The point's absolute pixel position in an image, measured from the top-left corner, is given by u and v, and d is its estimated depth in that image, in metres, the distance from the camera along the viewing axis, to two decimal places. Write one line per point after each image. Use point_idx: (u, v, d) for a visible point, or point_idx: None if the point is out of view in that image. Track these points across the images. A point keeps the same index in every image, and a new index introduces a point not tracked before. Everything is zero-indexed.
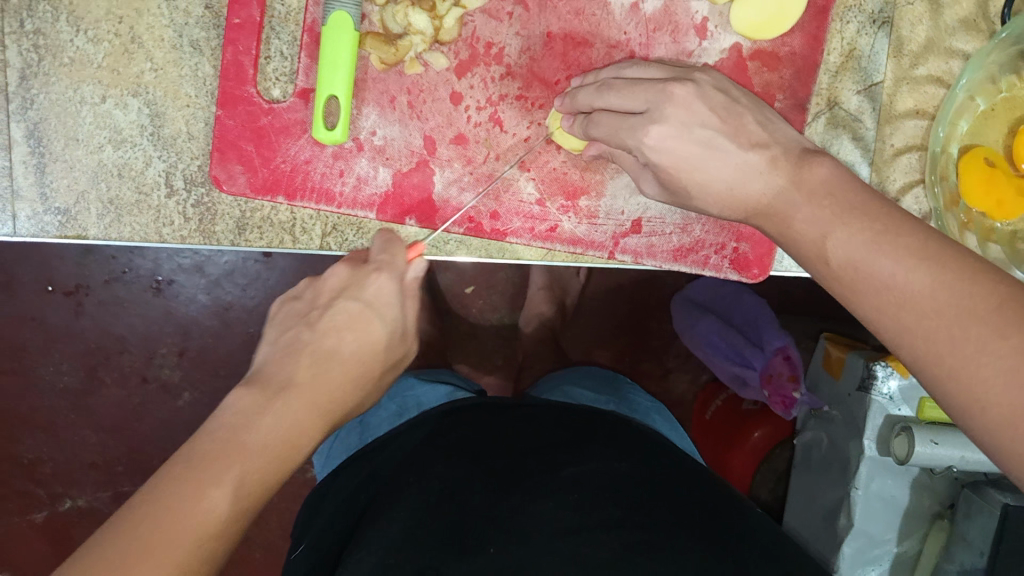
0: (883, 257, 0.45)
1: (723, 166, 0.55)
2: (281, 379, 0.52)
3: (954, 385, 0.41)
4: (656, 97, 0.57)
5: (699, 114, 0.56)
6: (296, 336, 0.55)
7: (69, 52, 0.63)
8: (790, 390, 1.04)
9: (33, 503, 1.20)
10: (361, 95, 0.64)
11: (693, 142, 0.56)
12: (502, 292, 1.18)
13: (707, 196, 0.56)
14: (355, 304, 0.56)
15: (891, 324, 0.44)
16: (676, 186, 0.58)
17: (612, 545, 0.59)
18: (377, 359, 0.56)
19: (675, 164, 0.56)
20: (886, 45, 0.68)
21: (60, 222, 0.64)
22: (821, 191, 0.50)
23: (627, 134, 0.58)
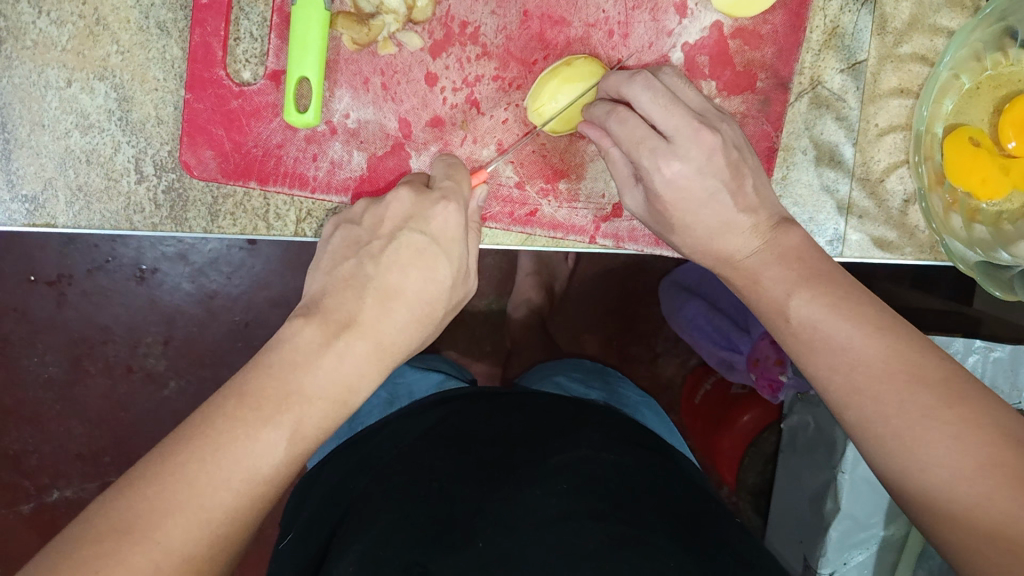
0: (843, 322, 0.49)
1: (714, 216, 0.57)
2: (345, 314, 0.53)
3: (897, 445, 0.44)
4: (690, 134, 0.55)
5: (718, 166, 0.56)
6: (359, 266, 0.56)
7: (31, 34, 0.61)
8: (777, 373, 1.02)
9: (20, 495, 1.18)
10: (334, 77, 0.63)
11: (701, 185, 0.56)
12: (490, 278, 1.16)
13: (687, 235, 0.58)
14: (421, 238, 0.57)
15: (842, 385, 0.48)
16: (662, 219, 0.59)
17: (599, 535, 0.57)
18: (441, 298, 0.57)
19: (674, 202, 0.57)
20: (869, 23, 0.66)
21: (28, 209, 0.62)
22: (790, 255, 0.54)
23: (644, 157, 0.56)
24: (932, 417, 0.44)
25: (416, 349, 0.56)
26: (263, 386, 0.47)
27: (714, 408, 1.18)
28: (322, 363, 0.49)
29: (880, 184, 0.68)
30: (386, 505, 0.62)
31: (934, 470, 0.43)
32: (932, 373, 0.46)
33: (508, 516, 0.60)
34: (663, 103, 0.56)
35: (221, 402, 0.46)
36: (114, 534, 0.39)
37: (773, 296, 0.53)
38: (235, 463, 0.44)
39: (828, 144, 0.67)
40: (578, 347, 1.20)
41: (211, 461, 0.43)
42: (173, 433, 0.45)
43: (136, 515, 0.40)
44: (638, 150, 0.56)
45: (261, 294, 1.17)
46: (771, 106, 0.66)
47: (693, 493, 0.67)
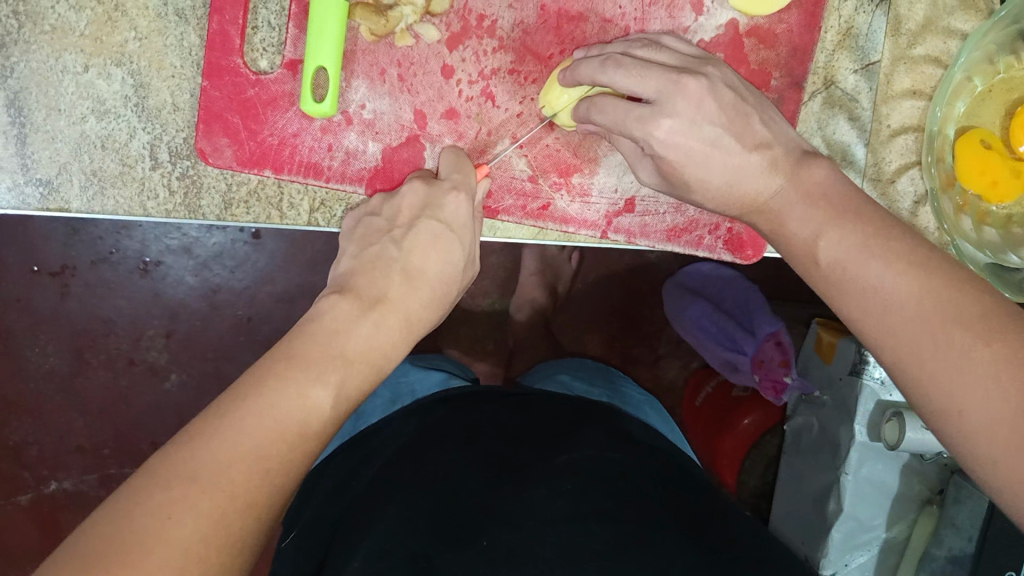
0: (871, 261, 0.49)
1: (723, 166, 0.56)
2: (375, 293, 0.55)
3: (934, 389, 0.44)
4: (671, 88, 0.55)
5: (709, 112, 0.55)
6: (382, 249, 0.58)
7: (50, 19, 0.61)
8: (781, 374, 1.03)
9: (18, 486, 1.18)
10: (351, 67, 0.63)
11: (701, 139, 0.56)
12: (494, 277, 1.17)
13: (705, 190, 0.58)
14: (438, 225, 0.59)
15: (875, 329, 0.48)
16: (675, 182, 0.59)
17: (605, 535, 0.57)
18: (456, 279, 0.60)
19: (680, 161, 0.56)
20: (884, 24, 0.67)
21: (41, 193, 0.62)
22: (816, 194, 0.54)
23: (635, 127, 0.56)
24: (971, 356, 0.43)
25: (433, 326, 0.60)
26: (308, 350, 0.49)
27: (716, 410, 1.18)
28: (356, 332, 0.52)
29: (891, 185, 0.68)
30: (390, 503, 0.62)
31: (970, 411, 0.43)
32: (970, 310, 0.45)
33: (514, 515, 0.60)
34: (636, 72, 0.56)
35: (269, 364, 0.48)
36: (189, 478, 0.40)
37: (799, 237, 0.54)
38: (291, 415, 0.45)
39: (841, 143, 0.68)
40: (581, 347, 1.20)
41: (269, 412, 0.44)
42: (223, 395, 0.45)
43: (205, 462, 0.40)
44: (626, 121, 0.57)
45: (265, 288, 1.17)
46: (785, 105, 0.66)
47: (696, 489, 0.68)
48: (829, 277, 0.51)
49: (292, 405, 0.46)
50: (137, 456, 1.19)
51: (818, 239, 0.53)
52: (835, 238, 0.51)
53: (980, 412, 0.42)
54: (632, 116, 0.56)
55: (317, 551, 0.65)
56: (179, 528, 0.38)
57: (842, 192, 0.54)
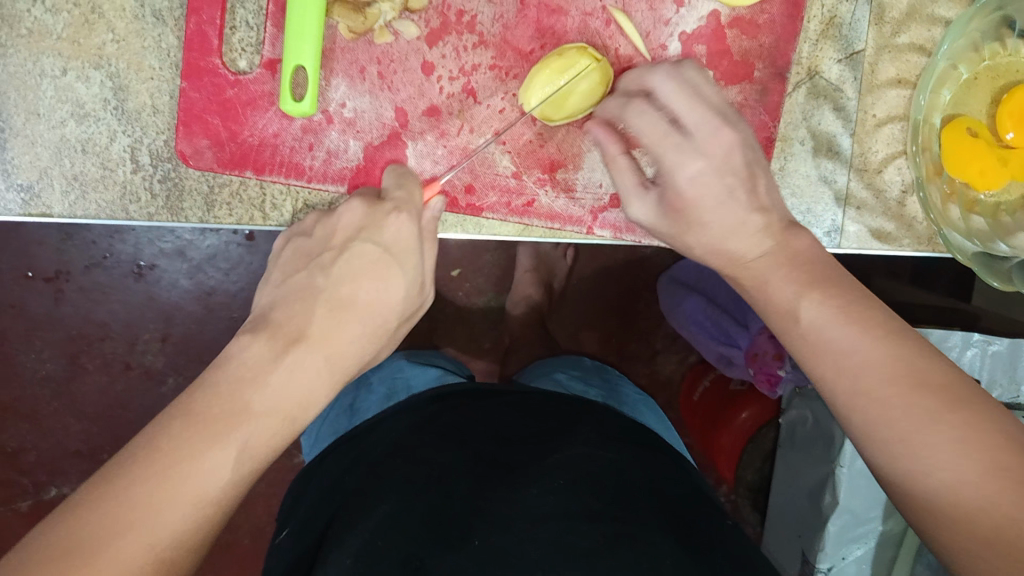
0: (846, 325, 0.48)
1: (729, 216, 0.57)
2: (295, 329, 0.53)
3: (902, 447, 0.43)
4: (711, 133, 0.58)
5: (734, 164, 0.58)
6: (311, 279, 0.57)
7: (26, 21, 0.61)
8: (775, 368, 1.03)
9: (17, 492, 1.18)
10: (330, 66, 0.63)
11: (721, 181, 0.57)
12: (488, 275, 1.16)
13: (700, 235, 0.58)
14: (375, 247, 0.58)
15: (847, 388, 0.47)
16: (675, 220, 0.59)
17: (594, 534, 0.56)
18: (394, 308, 0.58)
19: (693, 198, 0.58)
20: (867, 12, 0.66)
21: (24, 199, 0.62)
22: (798, 259, 0.53)
23: (670, 153, 0.58)
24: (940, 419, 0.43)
25: (368, 356, 0.57)
26: (208, 404, 0.47)
27: (712, 404, 1.18)
28: (272, 378, 0.50)
29: (878, 174, 0.68)
30: (381, 503, 0.62)
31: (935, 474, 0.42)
32: (936, 378, 0.45)
33: (504, 513, 0.59)
34: (687, 99, 0.58)
35: (164, 422, 0.46)
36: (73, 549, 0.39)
37: (779, 304, 0.52)
38: (183, 479, 0.43)
39: (826, 134, 0.67)
40: (576, 343, 1.19)
41: (161, 478, 0.43)
42: (124, 455, 0.44)
43: (94, 531, 0.40)
44: (664, 146, 0.58)
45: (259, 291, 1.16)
46: (769, 96, 0.66)
47: (688, 492, 0.67)
48: (805, 339, 0.50)
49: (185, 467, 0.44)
50: None
51: (798, 305, 0.51)
52: (816, 302, 0.50)
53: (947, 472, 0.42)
54: (667, 141, 0.58)
55: (308, 545, 0.65)
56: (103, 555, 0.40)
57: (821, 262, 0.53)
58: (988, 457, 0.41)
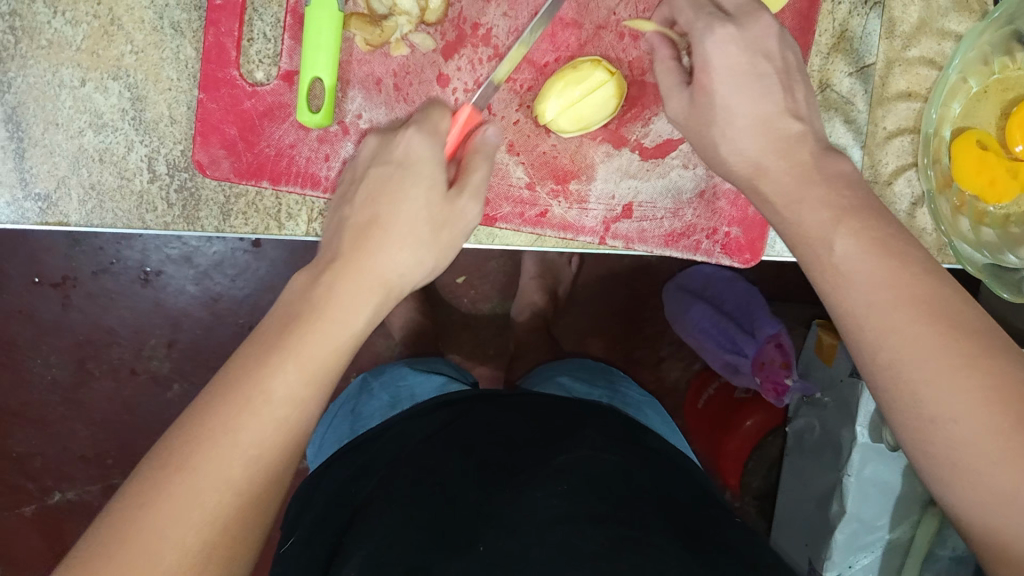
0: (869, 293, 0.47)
1: (757, 107, 0.56)
2: (328, 255, 0.55)
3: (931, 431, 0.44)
4: (750, 12, 0.57)
5: (769, 51, 0.56)
6: (342, 213, 0.58)
7: (46, 33, 0.62)
8: (783, 376, 1.03)
9: (23, 497, 1.18)
10: (346, 78, 0.64)
11: (751, 60, 0.56)
12: (494, 281, 1.17)
13: (727, 125, 0.56)
14: (389, 167, 0.58)
15: (874, 324, 0.46)
16: (702, 110, 0.57)
17: (598, 537, 0.56)
18: (416, 208, 0.57)
19: (721, 73, 0.56)
20: (878, 27, 0.67)
21: (41, 208, 0.63)
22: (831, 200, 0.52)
23: (700, 20, 0.57)
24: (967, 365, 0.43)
25: (397, 270, 0.56)
26: (240, 372, 0.47)
27: (719, 411, 1.18)
28: (315, 301, 0.52)
29: (888, 186, 0.68)
30: (388, 512, 0.62)
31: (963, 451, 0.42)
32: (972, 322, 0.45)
33: (510, 518, 0.60)
34: None
35: (204, 401, 0.46)
36: (121, 537, 0.40)
37: (815, 267, 0.50)
38: (213, 459, 0.43)
39: (837, 146, 0.68)
40: (582, 350, 1.20)
41: (187, 463, 0.43)
42: (171, 436, 0.44)
43: (141, 517, 0.41)
44: (697, 16, 0.57)
45: (266, 297, 1.16)
46: None
47: (696, 497, 0.67)
48: (837, 270, 0.49)
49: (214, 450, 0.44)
50: None
51: (834, 233, 0.50)
52: (857, 228, 0.49)
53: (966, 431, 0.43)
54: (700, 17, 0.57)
55: (317, 552, 0.65)
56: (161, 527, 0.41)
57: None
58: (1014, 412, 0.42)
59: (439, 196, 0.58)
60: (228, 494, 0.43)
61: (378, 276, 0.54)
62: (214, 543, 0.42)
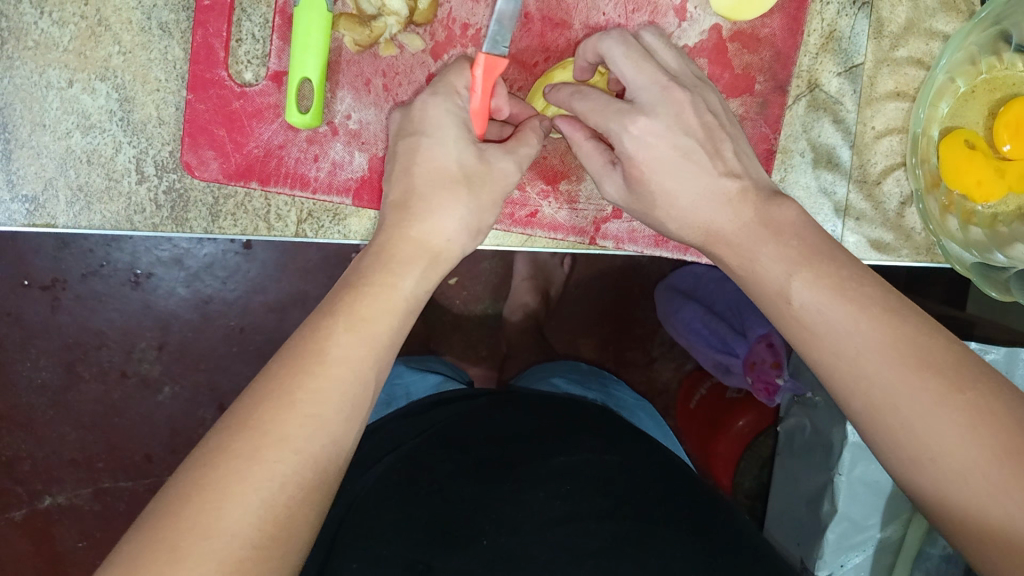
0: (844, 305, 0.47)
1: (694, 184, 0.55)
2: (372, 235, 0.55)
3: (908, 433, 0.44)
4: (660, 94, 0.55)
5: (688, 123, 0.55)
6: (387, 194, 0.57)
7: (33, 34, 0.62)
8: (773, 376, 1.03)
9: (12, 501, 1.17)
10: (336, 78, 0.64)
11: (674, 146, 0.54)
12: (486, 282, 1.17)
13: (669, 207, 0.56)
14: (415, 137, 0.57)
15: (846, 369, 0.46)
16: (642, 195, 0.57)
17: (601, 535, 0.58)
18: (446, 170, 0.55)
19: (648, 165, 0.55)
20: (866, 27, 0.67)
21: (28, 210, 0.62)
22: (786, 231, 0.52)
23: (613, 119, 0.55)
24: (945, 403, 0.43)
25: (437, 241, 0.54)
26: (302, 341, 0.46)
27: (711, 411, 1.18)
28: (365, 283, 0.50)
29: (877, 186, 0.69)
30: (388, 500, 0.62)
31: (944, 460, 0.42)
32: (942, 357, 0.44)
33: (510, 516, 0.60)
34: (634, 59, 0.57)
35: (270, 371, 0.45)
36: (197, 496, 0.40)
37: (771, 284, 0.51)
38: (283, 423, 0.43)
39: (825, 146, 0.68)
40: (574, 351, 1.20)
41: (258, 428, 0.42)
42: (240, 402, 0.44)
43: (215, 477, 0.40)
44: (607, 115, 0.56)
45: (257, 299, 1.16)
46: (770, 109, 0.67)
47: (692, 484, 0.68)
48: (801, 322, 0.49)
49: (285, 414, 0.43)
50: (132, 469, 1.19)
51: (790, 284, 0.49)
52: (810, 279, 0.48)
53: (956, 455, 0.42)
54: (611, 109, 0.56)
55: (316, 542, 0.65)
56: (217, 523, 0.39)
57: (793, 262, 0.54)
58: (998, 446, 0.41)
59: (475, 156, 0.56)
60: (299, 458, 0.42)
61: (420, 238, 0.53)
62: (283, 504, 0.41)
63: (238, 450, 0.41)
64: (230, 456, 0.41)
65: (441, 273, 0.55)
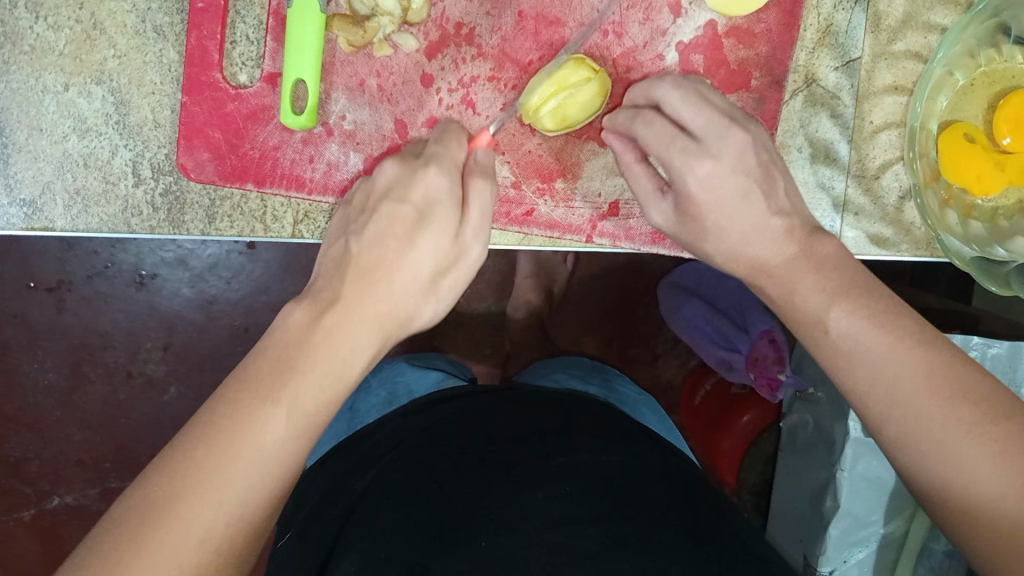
0: (879, 337, 0.47)
1: (747, 219, 0.55)
2: (329, 292, 0.49)
3: (937, 461, 0.43)
4: (720, 133, 0.56)
5: (748, 163, 0.56)
6: (348, 245, 0.52)
7: (29, 39, 0.62)
8: (776, 372, 1.04)
9: (21, 501, 1.18)
10: (330, 79, 0.64)
11: (734, 184, 0.55)
12: (489, 280, 1.16)
13: (719, 241, 0.57)
14: (404, 204, 0.53)
15: (881, 399, 0.46)
16: (694, 225, 0.58)
17: (598, 537, 0.57)
18: (429, 268, 0.52)
19: (708, 203, 0.56)
20: (863, 21, 0.67)
21: (26, 213, 0.63)
22: (826, 264, 0.52)
23: (677, 157, 0.56)
24: (977, 434, 0.42)
25: (404, 327, 0.52)
26: (259, 370, 0.44)
27: (715, 408, 1.18)
28: (316, 340, 0.46)
29: (875, 180, 0.68)
30: (381, 503, 0.62)
31: (974, 489, 0.41)
32: (975, 388, 0.44)
33: (509, 517, 0.60)
34: (695, 103, 0.57)
35: (220, 394, 0.43)
36: (124, 545, 0.38)
37: (809, 313, 0.50)
38: (239, 453, 0.41)
39: (823, 141, 0.68)
40: (578, 349, 1.19)
41: (217, 456, 0.40)
42: (176, 440, 0.42)
43: (142, 527, 0.38)
44: (670, 153, 0.57)
45: (261, 298, 1.16)
46: (766, 104, 0.67)
47: (693, 485, 0.67)
48: (838, 349, 0.48)
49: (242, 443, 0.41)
50: (139, 469, 1.19)
51: (828, 314, 0.49)
52: (849, 309, 0.49)
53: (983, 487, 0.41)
54: (674, 149, 0.57)
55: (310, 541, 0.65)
56: None
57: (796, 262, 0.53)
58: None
59: (437, 202, 0.53)
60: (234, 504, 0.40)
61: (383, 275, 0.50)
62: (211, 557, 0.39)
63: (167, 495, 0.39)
64: (178, 483, 0.39)
65: (399, 341, 0.52)
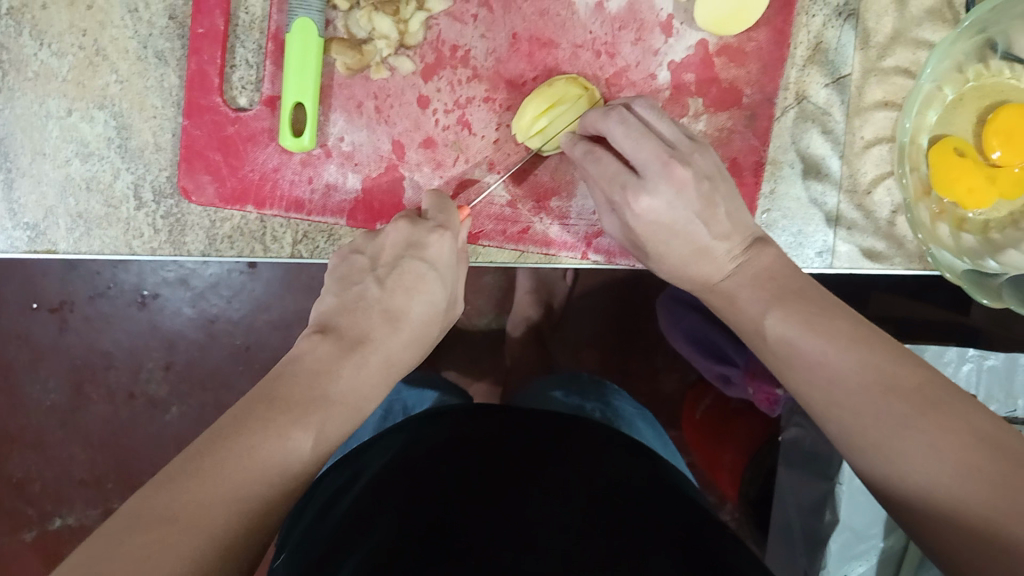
0: (810, 336, 0.49)
1: (686, 245, 0.58)
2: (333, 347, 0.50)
3: (876, 457, 0.45)
4: (661, 169, 0.57)
5: (688, 196, 0.57)
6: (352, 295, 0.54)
7: (32, 65, 0.64)
8: (772, 389, 1.05)
9: (23, 522, 1.19)
10: (328, 102, 0.66)
11: (677, 215, 0.58)
12: (489, 295, 1.12)
13: (663, 262, 0.61)
14: (420, 265, 0.55)
15: (820, 399, 0.48)
16: (639, 247, 0.62)
17: (596, 550, 0.57)
18: (438, 320, 0.56)
19: (646, 233, 0.59)
20: (852, 38, 0.68)
21: (29, 237, 0.64)
22: (762, 276, 0.55)
23: (618, 193, 0.59)
24: (908, 427, 0.43)
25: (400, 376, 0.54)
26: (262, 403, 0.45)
27: (716, 422, 1.19)
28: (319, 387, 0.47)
29: (867, 195, 0.69)
30: (371, 516, 0.62)
31: (912, 475, 0.43)
32: (906, 382, 0.45)
33: (506, 530, 0.59)
34: (635, 134, 0.57)
35: (241, 411, 0.43)
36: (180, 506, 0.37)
37: (754, 322, 0.54)
38: (271, 456, 0.41)
39: (815, 157, 0.69)
40: (578, 362, 1.20)
41: (249, 453, 0.41)
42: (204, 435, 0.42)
43: (193, 492, 0.38)
44: (614, 191, 0.59)
45: (261, 316, 1.15)
46: (758, 122, 0.68)
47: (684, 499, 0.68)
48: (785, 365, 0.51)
49: (273, 448, 0.42)
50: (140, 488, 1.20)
51: (767, 326, 0.52)
52: (781, 316, 0.52)
53: (924, 475, 0.42)
54: (619, 182, 0.59)
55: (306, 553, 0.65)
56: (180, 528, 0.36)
57: (790, 274, 0.55)
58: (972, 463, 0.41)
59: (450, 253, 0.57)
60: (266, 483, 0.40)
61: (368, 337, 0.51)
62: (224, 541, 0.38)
63: (210, 466, 0.39)
64: (212, 480, 0.38)
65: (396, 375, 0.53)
